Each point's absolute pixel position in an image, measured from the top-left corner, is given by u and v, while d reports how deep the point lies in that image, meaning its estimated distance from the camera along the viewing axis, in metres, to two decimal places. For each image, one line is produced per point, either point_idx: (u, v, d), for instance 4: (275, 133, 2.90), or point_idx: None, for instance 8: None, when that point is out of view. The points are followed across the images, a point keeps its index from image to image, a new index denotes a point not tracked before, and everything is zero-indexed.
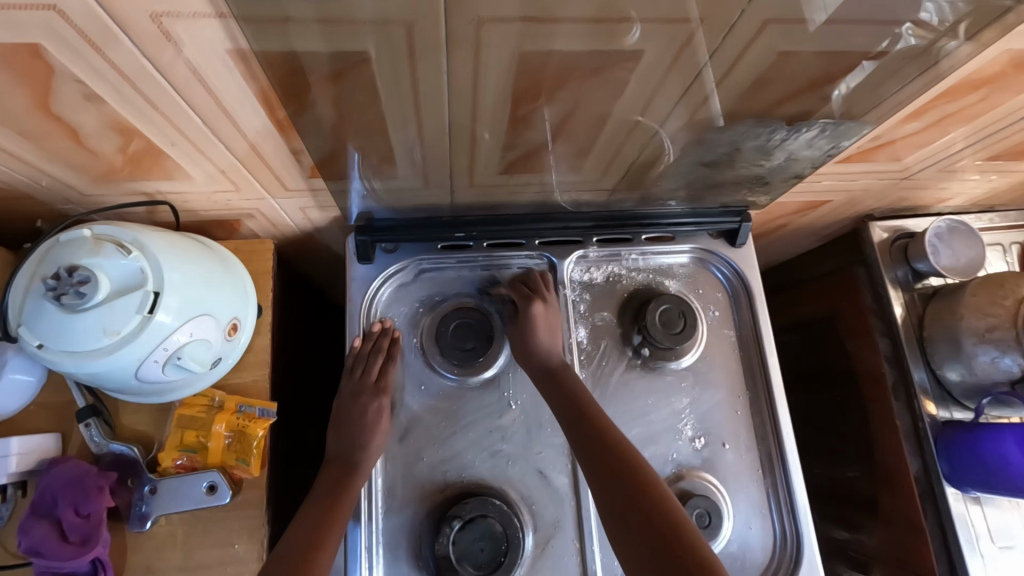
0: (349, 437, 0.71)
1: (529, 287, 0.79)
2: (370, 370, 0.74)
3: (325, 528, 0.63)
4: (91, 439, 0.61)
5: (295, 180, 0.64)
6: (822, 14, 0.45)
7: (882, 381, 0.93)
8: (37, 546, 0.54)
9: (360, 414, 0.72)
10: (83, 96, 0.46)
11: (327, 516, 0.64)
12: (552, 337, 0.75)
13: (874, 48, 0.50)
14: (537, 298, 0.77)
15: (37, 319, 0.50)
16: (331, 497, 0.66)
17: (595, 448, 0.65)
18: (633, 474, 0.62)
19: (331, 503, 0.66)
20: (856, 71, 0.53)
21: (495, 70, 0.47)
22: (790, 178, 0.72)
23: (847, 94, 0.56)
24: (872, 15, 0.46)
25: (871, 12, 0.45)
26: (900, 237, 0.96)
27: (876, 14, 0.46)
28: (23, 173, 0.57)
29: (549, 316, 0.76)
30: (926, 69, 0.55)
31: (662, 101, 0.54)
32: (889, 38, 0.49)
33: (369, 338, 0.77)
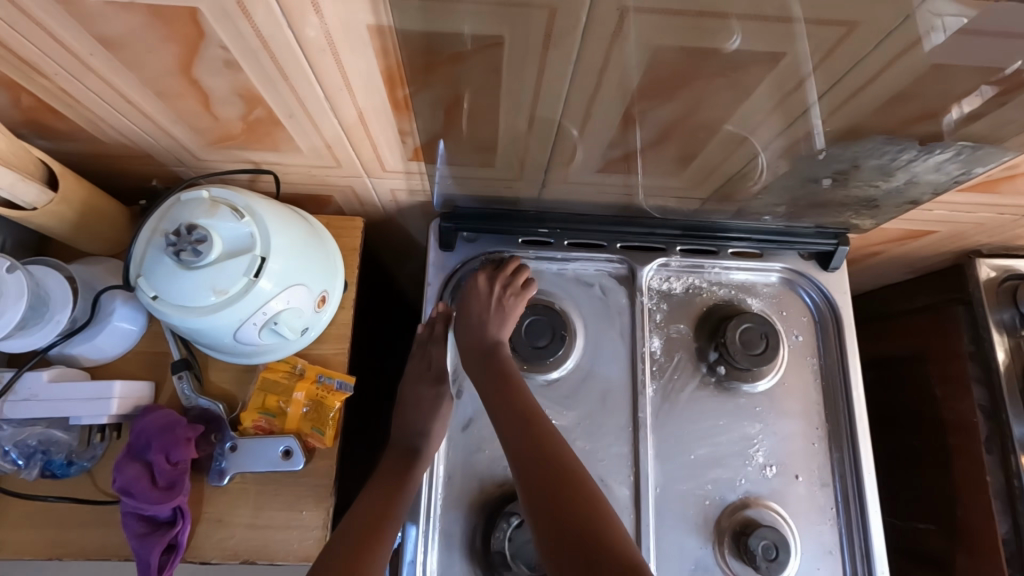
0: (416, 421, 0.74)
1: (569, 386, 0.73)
2: (430, 357, 0.78)
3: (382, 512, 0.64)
4: (182, 392, 0.64)
5: (395, 161, 0.65)
6: (942, 35, 0.43)
7: (973, 433, 0.87)
8: (128, 486, 0.57)
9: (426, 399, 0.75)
10: (223, 62, 0.47)
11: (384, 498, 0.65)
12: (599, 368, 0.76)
13: (1000, 72, 0.46)
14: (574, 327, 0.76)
15: (155, 273, 0.53)
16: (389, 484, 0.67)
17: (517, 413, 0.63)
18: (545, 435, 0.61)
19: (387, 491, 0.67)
20: (973, 96, 0.49)
21: (624, 63, 0.46)
22: (904, 204, 0.67)
23: (961, 120, 0.52)
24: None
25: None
26: (1010, 278, 0.89)
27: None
28: (148, 132, 0.60)
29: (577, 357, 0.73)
30: None
31: (787, 109, 0.52)
32: (1018, 64, 0.45)
33: (430, 325, 0.78)
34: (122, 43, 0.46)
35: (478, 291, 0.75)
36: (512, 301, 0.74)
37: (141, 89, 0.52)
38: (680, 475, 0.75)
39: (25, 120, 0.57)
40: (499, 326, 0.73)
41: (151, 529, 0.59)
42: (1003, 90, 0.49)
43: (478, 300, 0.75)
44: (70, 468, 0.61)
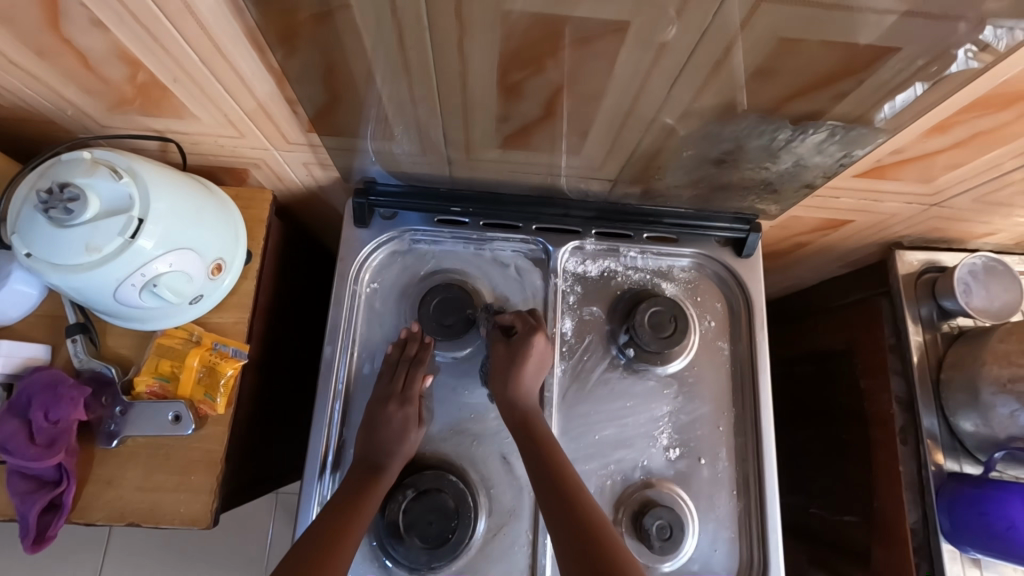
0: (375, 440, 0.69)
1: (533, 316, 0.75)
2: (408, 379, 0.72)
3: (348, 523, 0.62)
4: (75, 354, 0.64)
5: (295, 133, 0.66)
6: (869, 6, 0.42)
7: (888, 422, 0.87)
8: (6, 442, 0.58)
9: (390, 420, 0.70)
10: (90, 20, 0.48)
11: (348, 513, 0.63)
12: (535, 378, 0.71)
13: (857, 50, 0.47)
14: (539, 330, 0.72)
15: (28, 228, 0.53)
16: (355, 499, 0.65)
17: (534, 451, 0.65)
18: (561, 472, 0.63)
19: (355, 506, 0.64)
20: (839, 76, 0.50)
21: (475, 32, 0.47)
22: (801, 188, 0.69)
23: (829, 99, 0.53)
24: (894, 5, 0.42)
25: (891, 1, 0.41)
26: (929, 270, 0.89)
27: (899, 4, 0.42)
28: (44, 96, 0.60)
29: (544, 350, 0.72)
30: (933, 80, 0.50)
31: (658, 82, 0.52)
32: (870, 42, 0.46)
33: (399, 346, 0.75)
34: None
35: (537, 351, 0.71)
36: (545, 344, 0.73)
37: (19, 48, 0.53)
38: (585, 454, 0.76)
39: None
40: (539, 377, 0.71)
41: (36, 487, 0.60)
42: (867, 72, 0.49)
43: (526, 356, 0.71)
44: None
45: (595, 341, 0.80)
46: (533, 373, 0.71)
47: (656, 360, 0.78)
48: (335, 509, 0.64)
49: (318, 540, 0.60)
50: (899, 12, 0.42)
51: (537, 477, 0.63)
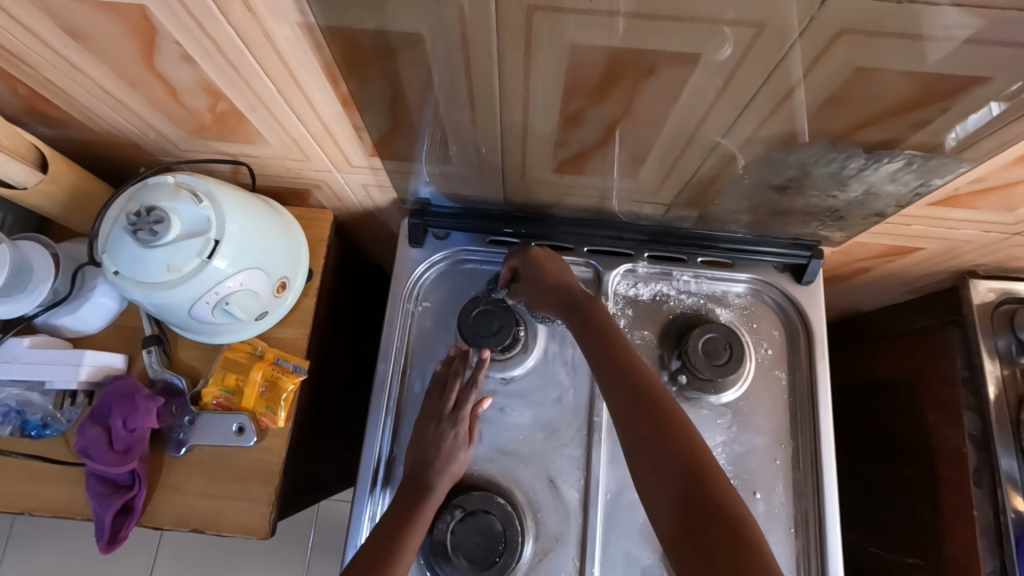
0: (427, 458, 0.70)
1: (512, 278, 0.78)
2: (455, 398, 0.73)
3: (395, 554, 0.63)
4: (150, 364, 0.68)
5: (358, 156, 0.68)
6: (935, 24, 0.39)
7: (961, 462, 0.81)
8: (88, 447, 0.61)
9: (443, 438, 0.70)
10: (181, 57, 0.51)
11: (397, 540, 0.64)
12: (561, 274, 0.74)
13: (943, 80, 0.45)
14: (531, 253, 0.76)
15: (117, 249, 0.57)
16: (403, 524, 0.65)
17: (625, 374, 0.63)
18: (653, 395, 0.61)
19: (402, 531, 0.65)
20: (920, 106, 0.48)
21: (543, 63, 0.47)
22: (870, 216, 0.66)
23: (908, 129, 0.51)
24: (966, 20, 0.39)
25: (965, 17, 0.38)
26: (1007, 301, 0.84)
27: (973, 20, 0.39)
28: (132, 123, 0.65)
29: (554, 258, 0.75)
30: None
31: (726, 109, 0.51)
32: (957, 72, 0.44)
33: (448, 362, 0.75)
34: (90, 39, 0.50)
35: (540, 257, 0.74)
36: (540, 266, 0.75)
37: (116, 82, 0.57)
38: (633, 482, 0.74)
39: (25, 108, 0.63)
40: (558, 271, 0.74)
41: (111, 490, 0.64)
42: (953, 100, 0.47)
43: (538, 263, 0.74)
44: (45, 429, 0.65)
45: (643, 367, 0.78)
46: (555, 276, 0.73)
47: (707, 388, 0.76)
48: (383, 532, 0.65)
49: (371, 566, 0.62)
50: (975, 28, 0.39)
51: (626, 399, 0.62)
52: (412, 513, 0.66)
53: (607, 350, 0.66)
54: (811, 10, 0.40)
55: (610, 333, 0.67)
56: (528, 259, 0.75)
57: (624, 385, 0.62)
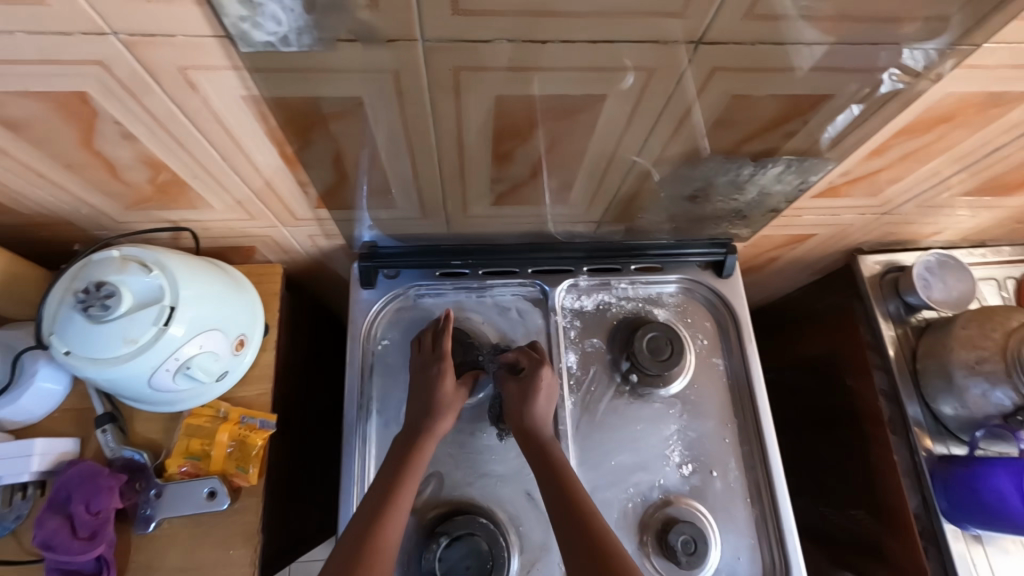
0: (416, 410, 0.71)
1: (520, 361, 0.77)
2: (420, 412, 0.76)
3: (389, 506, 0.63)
4: (105, 444, 0.66)
5: (304, 210, 0.71)
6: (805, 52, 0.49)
7: (880, 417, 0.93)
8: (50, 539, 0.59)
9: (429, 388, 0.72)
10: (122, 135, 0.53)
11: (392, 490, 0.64)
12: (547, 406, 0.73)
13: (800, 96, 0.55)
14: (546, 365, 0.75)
15: (66, 328, 0.56)
16: (395, 478, 0.65)
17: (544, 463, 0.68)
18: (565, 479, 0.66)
19: (395, 484, 0.65)
20: (788, 118, 0.58)
21: (472, 115, 0.53)
22: (768, 212, 0.76)
23: (784, 137, 0.61)
24: (817, 37, 0.48)
25: (818, 32, 0.47)
26: (891, 270, 0.98)
27: (828, 36, 0.48)
28: (66, 202, 0.64)
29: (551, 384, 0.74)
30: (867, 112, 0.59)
31: (634, 137, 0.59)
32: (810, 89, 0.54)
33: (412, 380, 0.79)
34: (25, 126, 0.51)
35: (545, 384, 0.73)
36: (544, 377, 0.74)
37: (50, 164, 0.57)
38: (604, 481, 0.79)
39: None
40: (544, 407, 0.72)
41: None
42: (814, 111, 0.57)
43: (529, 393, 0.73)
44: None
45: (598, 373, 0.85)
46: (542, 406, 0.72)
47: (656, 383, 0.83)
48: None
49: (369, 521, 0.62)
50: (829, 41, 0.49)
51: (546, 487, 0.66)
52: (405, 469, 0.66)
53: (555, 485, 0.66)
54: (688, 54, 0.48)
55: (563, 470, 0.68)
56: (534, 374, 0.74)
57: (567, 522, 0.63)
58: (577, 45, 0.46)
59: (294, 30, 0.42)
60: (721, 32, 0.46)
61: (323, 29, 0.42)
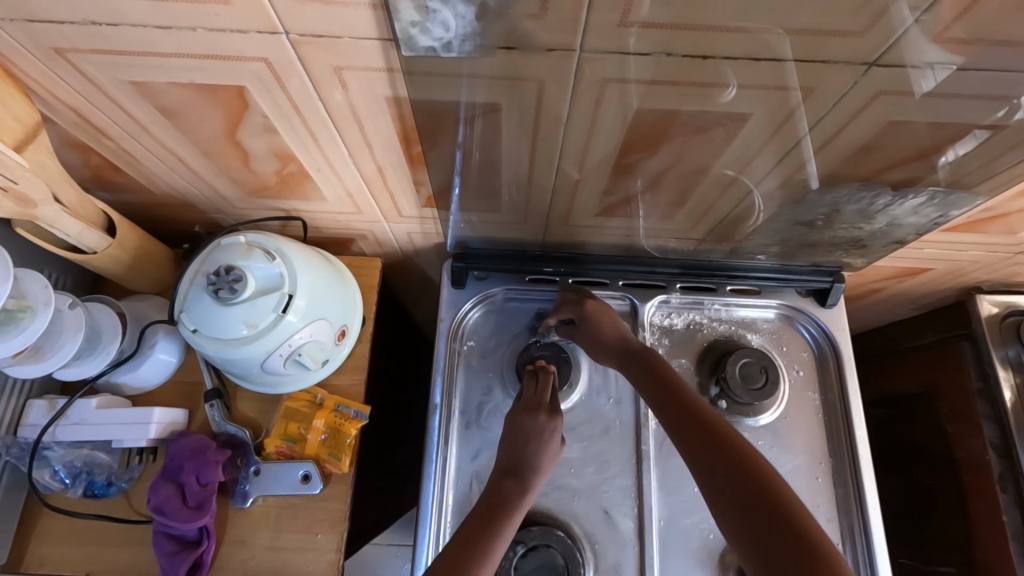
0: (521, 453, 0.68)
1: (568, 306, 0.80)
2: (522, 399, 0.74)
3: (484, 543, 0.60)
4: (213, 418, 0.69)
5: (410, 207, 0.72)
6: (940, 77, 0.45)
7: (986, 472, 0.86)
8: (162, 505, 0.62)
9: (539, 432, 0.69)
10: (265, 128, 0.55)
11: (485, 531, 0.61)
12: (618, 331, 0.76)
13: (964, 127, 0.51)
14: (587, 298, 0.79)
15: (195, 308, 0.59)
16: (489, 522, 0.62)
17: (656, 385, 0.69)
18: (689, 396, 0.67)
19: (487, 526, 0.62)
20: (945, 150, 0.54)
21: (607, 125, 0.52)
22: (891, 243, 0.71)
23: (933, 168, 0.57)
24: (1000, 66, 0.44)
25: (944, 54, 0.43)
26: (1012, 314, 0.90)
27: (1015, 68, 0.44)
28: (196, 186, 0.68)
29: (607, 315, 0.77)
30: None
31: (768, 156, 0.56)
32: (973, 120, 0.50)
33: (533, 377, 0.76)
34: (181, 113, 0.54)
35: (600, 313, 0.77)
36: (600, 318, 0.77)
37: (192, 150, 0.60)
38: (683, 507, 0.77)
39: (92, 176, 0.65)
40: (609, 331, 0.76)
41: (180, 548, 0.64)
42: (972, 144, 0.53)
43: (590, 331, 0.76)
44: (109, 488, 0.66)
45: None
46: (612, 331, 0.76)
47: (743, 411, 0.80)
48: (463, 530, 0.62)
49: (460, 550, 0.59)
50: (959, 64, 0.44)
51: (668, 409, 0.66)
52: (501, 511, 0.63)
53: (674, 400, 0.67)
54: (857, 76, 0.45)
55: (664, 373, 0.70)
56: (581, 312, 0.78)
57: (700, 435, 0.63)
58: (735, 61, 0.45)
59: (459, 37, 0.43)
60: (899, 55, 0.43)
61: (487, 35, 0.43)
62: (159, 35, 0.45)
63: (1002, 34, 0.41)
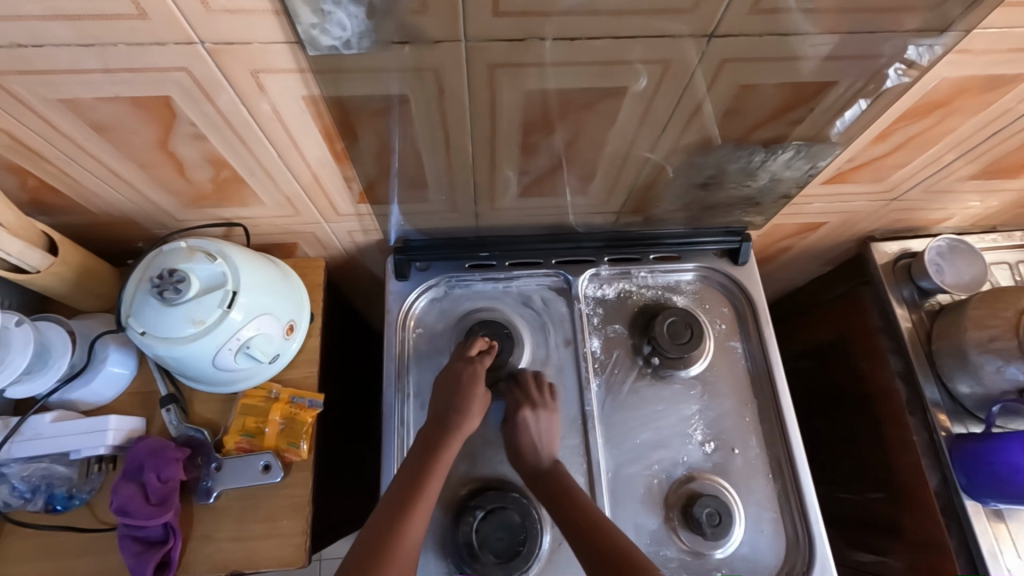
0: (447, 402, 0.74)
1: (524, 386, 0.82)
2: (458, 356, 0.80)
3: (419, 489, 0.67)
4: (169, 422, 0.71)
5: (346, 205, 0.76)
6: (772, 40, 0.54)
7: (896, 401, 0.95)
8: (125, 505, 0.65)
9: (461, 377, 0.76)
10: (194, 135, 0.60)
11: (419, 477, 0.68)
12: (542, 446, 0.78)
13: (805, 84, 0.60)
14: (527, 405, 0.80)
15: (142, 311, 0.63)
16: (425, 463, 0.69)
17: (552, 490, 0.74)
18: (573, 500, 0.73)
19: (425, 470, 0.69)
20: (797, 106, 0.63)
21: (505, 109, 0.59)
22: (780, 198, 0.81)
23: (792, 123, 0.66)
24: (815, 28, 0.53)
25: (768, 23, 0.52)
26: (903, 257, 1.01)
27: (824, 39, 0.54)
28: (135, 201, 0.71)
29: (541, 421, 0.79)
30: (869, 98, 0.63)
31: (650, 127, 0.64)
32: (809, 78, 0.59)
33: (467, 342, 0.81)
34: (111, 128, 0.58)
35: (529, 425, 0.79)
36: (541, 417, 0.79)
37: (127, 164, 0.64)
38: (628, 458, 0.83)
39: (30, 200, 0.68)
40: (535, 454, 0.78)
41: (146, 547, 0.66)
42: (818, 99, 0.62)
43: (521, 427, 0.79)
44: (72, 500, 0.68)
45: (621, 359, 0.89)
46: (533, 445, 0.78)
47: (675, 366, 0.87)
48: (397, 489, 0.68)
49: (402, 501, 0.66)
50: (784, 30, 0.53)
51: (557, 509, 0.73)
52: (435, 449, 0.71)
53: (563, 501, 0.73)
54: (702, 46, 0.54)
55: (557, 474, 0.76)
56: (516, 415, 0.79)
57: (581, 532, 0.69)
58: (598, 41, 0.52)
59: (356, 34, 0.49)
60: (732, 25, 0.52)
61: (381, 31, 0.49)
62: (83, 52, 0.50)
63: (806, 1, 0.50)
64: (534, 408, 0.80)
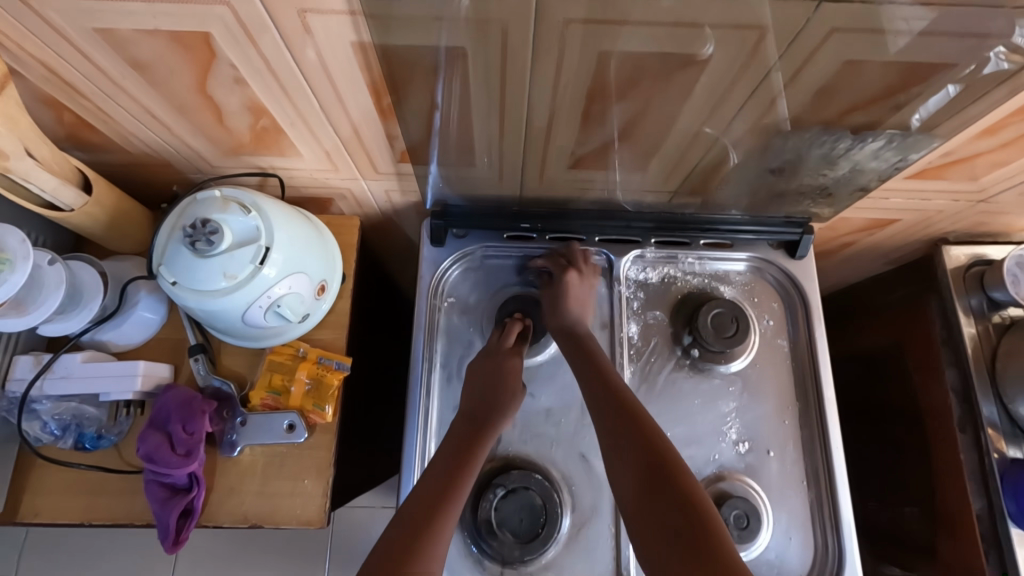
0: (485, 394, 0.71)
1: (567, 258, 0.82)
2: (496, 345, 0.77)
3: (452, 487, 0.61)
4: (197, 372, 0.71)
5: (386, 164, 0.72)
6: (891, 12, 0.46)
7: (947, 416, 0.89)
8: (152, 453, 0.64)
9: (502, 370, 0.73)
10: (234, 79, 0.56)
11: (453, 478, 0.62)
12: (580, 308, 0.77)
13: (917, 66, 0.52)
14: (572, 268, 0.80)
15: (173, 260, 0.60)
16: (457, 459, 0.64)
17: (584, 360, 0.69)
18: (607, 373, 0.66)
19: (459, 468, 0.63)
20: (901, 90, 0.55)
21: (570, 71, 0.53)
22: (856, 191, 0.74)
23: (891, 109, 0.58)
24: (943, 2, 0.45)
25: None
26: (976, 264, 0.93)
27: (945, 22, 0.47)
28: (171, 144, 0.68)
29: (581, 285, 0.79)
30: (983, 90, 0.56)
31: (729, 102, 0.57)
32: (922, 60, 0.51)
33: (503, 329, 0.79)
34: (148, 64, 0.54)
35: (570, 284, 0.78)
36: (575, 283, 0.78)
37: (164, 104, 0.60)
38: None
39: (66, 135, 0.66)
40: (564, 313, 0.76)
41: (172, 494, 0.66)
42: (926, 85, 0.55)
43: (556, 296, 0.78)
44: (100, 441, 0.68)
45: (658, 347, 0.84)
46: (575, 309, 0.76)
47: (714, 359, 0.82)
48: (429, 482, 0.62)
49: (432, 497, 0.60)
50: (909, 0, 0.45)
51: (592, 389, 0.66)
52: (469, 448, 0.65)
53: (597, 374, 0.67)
54: (809, 13, 0.46)
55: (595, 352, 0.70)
56: (560, 277, 0.79)
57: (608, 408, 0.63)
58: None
59: None
60: None
61: None
62: None
63: None
64: (577, 271, 0.80)
